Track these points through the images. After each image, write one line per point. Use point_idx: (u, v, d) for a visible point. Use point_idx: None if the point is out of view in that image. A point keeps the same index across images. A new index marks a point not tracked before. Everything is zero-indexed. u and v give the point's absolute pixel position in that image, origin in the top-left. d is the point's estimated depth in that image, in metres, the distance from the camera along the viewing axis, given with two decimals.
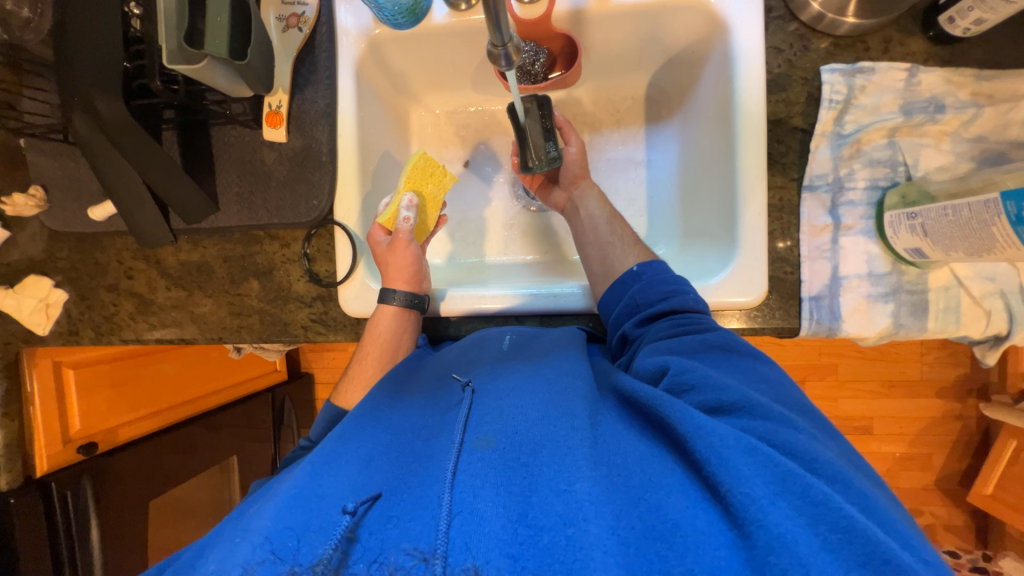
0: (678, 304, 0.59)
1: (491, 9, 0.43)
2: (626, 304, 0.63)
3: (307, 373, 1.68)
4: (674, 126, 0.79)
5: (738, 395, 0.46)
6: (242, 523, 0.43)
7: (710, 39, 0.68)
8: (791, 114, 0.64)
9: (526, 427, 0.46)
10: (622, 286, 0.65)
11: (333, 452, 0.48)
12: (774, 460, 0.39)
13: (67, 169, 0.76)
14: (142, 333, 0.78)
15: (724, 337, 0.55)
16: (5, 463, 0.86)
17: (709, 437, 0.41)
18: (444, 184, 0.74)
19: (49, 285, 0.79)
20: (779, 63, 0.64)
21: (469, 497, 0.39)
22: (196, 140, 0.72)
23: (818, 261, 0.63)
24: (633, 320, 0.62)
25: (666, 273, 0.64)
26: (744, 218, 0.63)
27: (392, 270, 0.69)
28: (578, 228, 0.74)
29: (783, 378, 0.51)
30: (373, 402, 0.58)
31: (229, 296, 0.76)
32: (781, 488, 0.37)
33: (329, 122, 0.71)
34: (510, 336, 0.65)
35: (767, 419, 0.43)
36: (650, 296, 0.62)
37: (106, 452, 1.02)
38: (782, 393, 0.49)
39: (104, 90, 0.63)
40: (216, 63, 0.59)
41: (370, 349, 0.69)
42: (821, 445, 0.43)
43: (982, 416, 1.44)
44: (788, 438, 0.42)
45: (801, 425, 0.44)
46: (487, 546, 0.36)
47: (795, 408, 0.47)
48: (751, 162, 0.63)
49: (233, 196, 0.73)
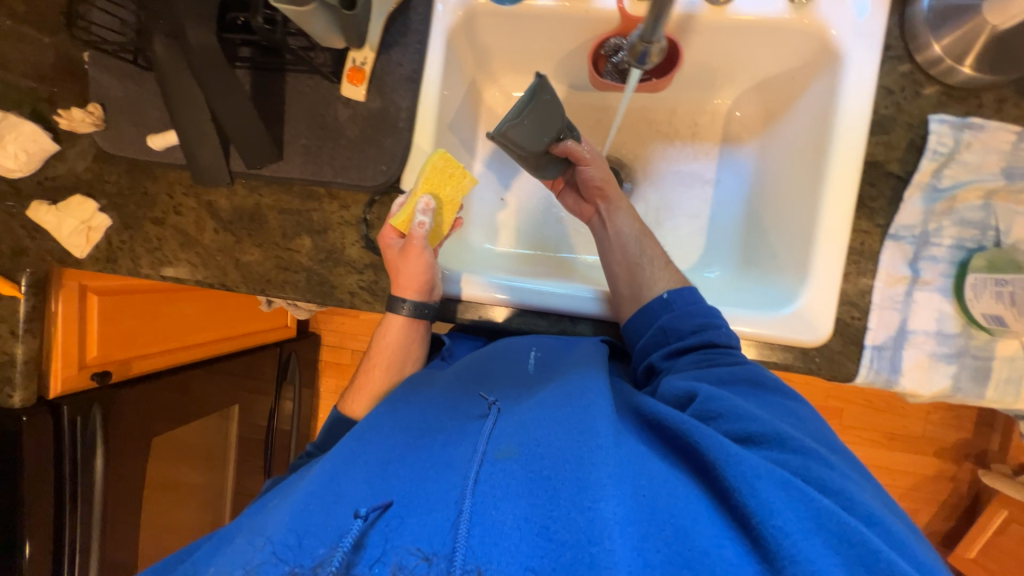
0: (711, 339, 0.60)
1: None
2: (655, 333, 0.64)
3: (314, 334, 1.73)
4: (751, 149, 0.78)
5: (769, 427, 0.47)
6: (261, 520, 0.44)
7: (817, 65, 0.65)
8: (889, 159, 0.61)
9: (551, 440, 0.43)
10: (651, 312, 0.65)
11: (352, 457, 0.48)
12: (809, 496, 0.39)
13: (129, 91, 0.74)
14: (182, 272, 0.76)
15: (756, 370, 0.57)
16: (22, 380, 0.84)
17: (744, 468, 0.41)
18: (461, 187, 0.68)
19: (93, 208, 0.77)
20: (886, 105, 0.62)
21: (490, 509, 0.38)
22: (269, 84, 0.70)
23: (887, 311, 0.62)
24: (661, 352, 0.63)
25: (696, 304, 0.64)
26: (822, 257, 0.62)
27: (403, 278, 0.67)
28: (607, 252, 0.72)
29: (813, 416, 0.55)
30: (395, 404, 0.59)
31: (279, 249, 0.74)
32: (814, 524, 0.37)
33: (410, 88, 0.69)
34: (536, 353, 0.65)
35: (798, 453, 0.45)
36: (681, 328, 0.63)
37: (118, 383, 1.00)
38: (817, 430, 0.53)
39: (198, 19, 0.60)
40: (322, 10, 0.53)
41: (376, 359, 0.72)
42: (857, 486, 0.45)
43: (974, 482, 1.48)
44: (822, 475, 0.43)
45: (837, 465, 0.46)
46: (499, 553, 0.35)
47: (825, 443, 0.51)
48: (840, 201, 0.61)
49: (299, 147, 0.71)
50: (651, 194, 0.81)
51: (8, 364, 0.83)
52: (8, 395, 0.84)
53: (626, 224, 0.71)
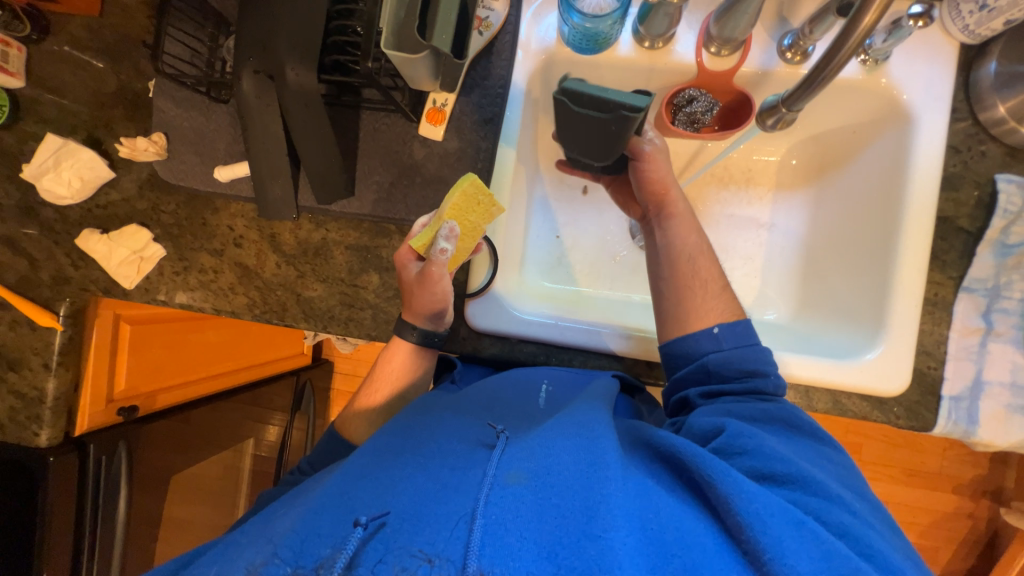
0: (758, 386, 0.58)
1: (810, 76, 0.50)
2: (697, 369, 0.61)
3: (327, 361, 1.68)
4: (807, 195, 0.78)
5: (793, 468, 0.47)
6: (265, 533, 0.43)
7: (883, 125, 0.68)
8: (958, 215, 0.64)
9: (562, 468, 0.41)
10: (698, 346, 0.62)
11: (361, 472, 0.46)
12: (821, 537, 0.39)
13: (196, 122, 0.72)
14: (239, 307, 0.74)
15: (787, 410, 0.56)
16: (50, 417, 0.79)
17: (757, 504, 0.40)
18: (489, 216, 0.64)
19: (147, 238, 0.74)
20: (954, 163, 0.65)
21: (499, 529, 0.36)
22: (344, 120, 0.69)
23: (962, 362, 0.63)
24: (700, 389, 0.60)
25: (746, 342, 0.61)
26: (899, 307, 0.63)
27: (415, 303, 0.64)
28: (655, 264, 0.69)
29: (847, 464, 0.53)
30: (402, 420, 0.56)
31: (344, 285, 0.72)
32: (826, 566, 0.38)
33: (488, 130, 0.70)
34: (546, 387, 0.64)
35: (818, 497, 0.45)
36: (728, 370, 0.60)
37: (143, 417, 0.93)
38: (844, 475, 0.51)
39: (300, 60, 0.60)
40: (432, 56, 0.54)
41: (379, 387, 0.67)
42: (872, 530, 0.44)
43: (993, 519, 1.48)
44: (840, 519, 0.43)
45: (855, 510, 0.45)
46: (505, 559, 0.34)
47: (849, 487, 0.50)
48: (914, 254, 0.63)
49: (372, 184, 0.70)
50: (708, 237, 0.79)
51: (37, 400, 0.79)
52: (33, 433, 0.79)
53: (680, 235, 0.68)
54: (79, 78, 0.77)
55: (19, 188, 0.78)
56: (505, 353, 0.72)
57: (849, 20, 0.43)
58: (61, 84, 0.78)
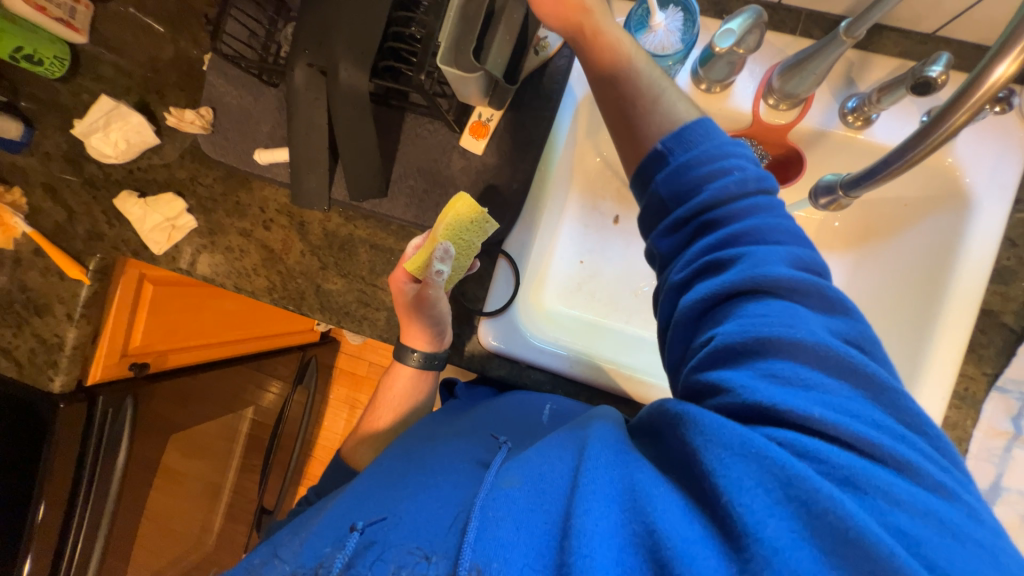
0: (712, 202, 0.47)
1: (883, 161, 0.48)
2: (650, 204, 0.51)
3: (334, 340, 1.70)
4: (844, 259, 0.76)
5: (748, 376, 0.39)
6: (294, 534, 0.46)
7: (940, 204, 0.65)
8: (1004, 310, 0.62)
9: (552, 475, 0.40)
10: (646, 171, 0.52)
11: (374, 482, 0.48)
12: (773, 462, 0.34)
13: (244, 102, 0.73)
14: (259, 289, 0.75)
15: (755, 269, 0.42)
16: (65, 364, 0.80)
17: (717, 446, 0.36)
18: (484, 232, 0.63)
19: (181, 208, 0.76)
20: (1008, 257, 0.62)
21: (490, 526, 0.37)
22: (388, 121, 0.69)
23: (982, 464, 0.60)
24: (659, 230, 0.51)
25: (698, 153, 0.48)
26: (925, 394, 0.59)
27: (411, 330, 0.66)
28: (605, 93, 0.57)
29: (847, 332, 0.40)
30: (420, 435, 0.58)
31: (363, 283, 0.72)
32: (781, 497, 0.33)
33: (529, 153, 0.69)
34: (550, 407, 0.62)
35: (787, 412, 0.37)
36: (680, 192, 0.49)
37: (153, 375, 0.96)
38: (849, 359, 0.39)
39: (355, 59, 0.60)
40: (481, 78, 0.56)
41: (379, 412, 0.71)
42: (866, 440, 0.36)
43: None
44: (809, 441, 0.36)
45: (837, 420, 0.36)
46: (497, 551, 0.36)
47: (846, 374, 0.38)
48: (948, 341, 0.60)
49: (405, 188, 0.70)
50: None
51: (57, 347, 0.81)
52: (49, 378, 0.80)
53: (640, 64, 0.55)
54: (138, 43, 0.79)
55: (69, 142, 0.81)
56: (512, 376, 0.71)
57: (931, 120, 0.41)
58: (121, 45, 0.79)
